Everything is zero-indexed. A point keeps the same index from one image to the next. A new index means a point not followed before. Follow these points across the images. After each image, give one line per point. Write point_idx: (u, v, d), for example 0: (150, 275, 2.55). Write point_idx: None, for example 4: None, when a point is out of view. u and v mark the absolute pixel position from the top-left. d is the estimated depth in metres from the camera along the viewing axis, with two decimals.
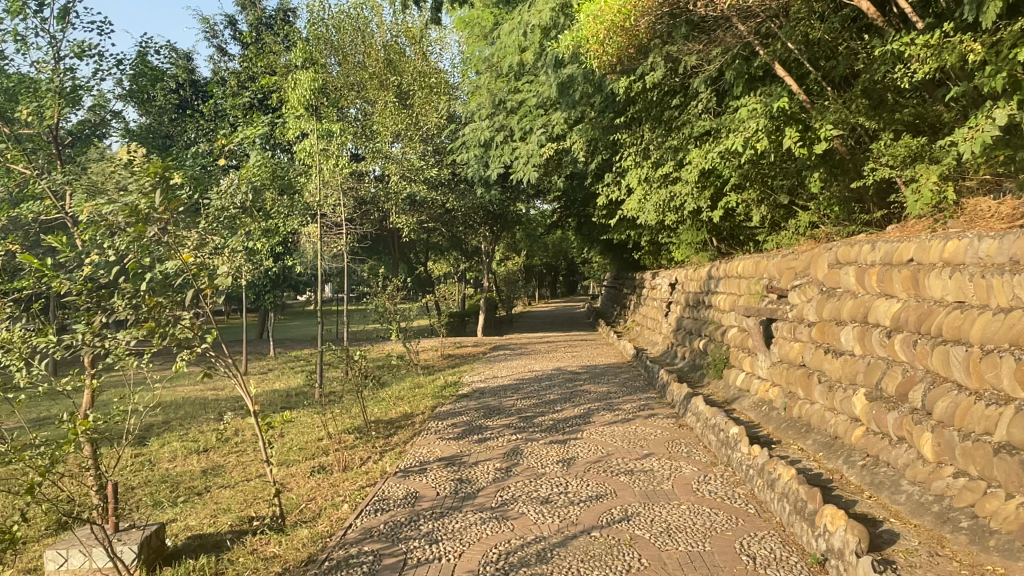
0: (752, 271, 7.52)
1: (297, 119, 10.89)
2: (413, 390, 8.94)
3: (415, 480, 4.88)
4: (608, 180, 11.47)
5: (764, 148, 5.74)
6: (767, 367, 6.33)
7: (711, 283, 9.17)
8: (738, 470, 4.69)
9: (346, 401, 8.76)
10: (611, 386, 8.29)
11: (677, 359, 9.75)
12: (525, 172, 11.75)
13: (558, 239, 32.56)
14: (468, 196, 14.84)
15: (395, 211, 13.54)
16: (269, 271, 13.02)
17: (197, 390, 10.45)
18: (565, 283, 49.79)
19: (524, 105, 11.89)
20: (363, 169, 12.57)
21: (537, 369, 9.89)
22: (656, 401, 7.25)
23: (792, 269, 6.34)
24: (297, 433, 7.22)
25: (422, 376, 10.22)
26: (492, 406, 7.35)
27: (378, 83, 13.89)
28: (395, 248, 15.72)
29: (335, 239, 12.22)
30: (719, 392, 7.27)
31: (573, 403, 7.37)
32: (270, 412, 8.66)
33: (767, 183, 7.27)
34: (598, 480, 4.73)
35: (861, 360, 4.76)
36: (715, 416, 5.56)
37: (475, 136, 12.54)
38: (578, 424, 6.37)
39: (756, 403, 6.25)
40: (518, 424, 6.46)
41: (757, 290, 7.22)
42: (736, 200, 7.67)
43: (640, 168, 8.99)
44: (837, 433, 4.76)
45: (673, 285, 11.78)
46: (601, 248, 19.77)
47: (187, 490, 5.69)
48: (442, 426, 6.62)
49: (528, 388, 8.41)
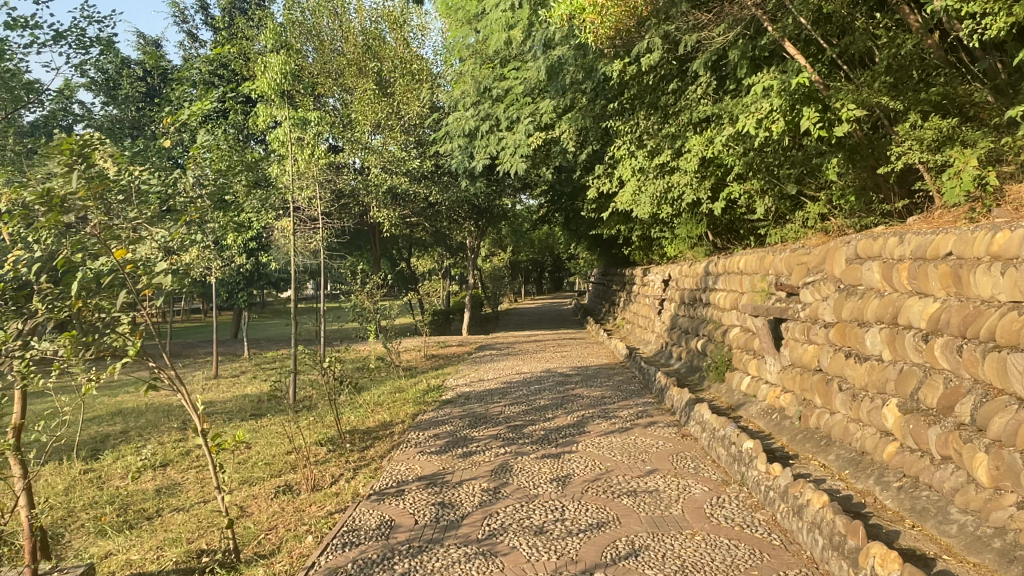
0: (756, 267, 7.01)
1: (270, 108, 10.25)
2: (393, 395, 8.37)
3: (391, 505, 4.31)
4: (598, 171, 10.92)
5: (779, 130, 5.20)
6: (777, 372, 5.83)
7: (709, 280, 8.67)
8: (756, 492, 4.16)
9: (320, 408, 8.18)
10: (605, 390, 7.76)
11: (672, 360, 9.24)
12: (512, 163, 11.18)
13: (544, 234, 32.02)
14: (452, 188, 14.03)
15: (375, 205, 12.91)
16: (241, 267, 12.37)
17: (161, 396, 9.82)
18: (552, 279, 49.21)
19: (511, 93, 11.32)
20: (342, 160, 12.10)
21: (525, 372, 9.34)
22: (654, 408, 6.73)
23: (803, 264, 5.82)
24: (265, 446, 6.64)
25: (403, 378, 9.65)
26: (477, 414, 6.78)
27: (357, 71, 13.23)
28: (376, 243, 15.10)
29: (311, 234, 11.60)
30: (721, 397, 6.77)
31: (565, 409, 6.83)
32: (238, 421, 8.05)
33: (773, 173, 6.76)
34: (597, 504, 4.18)
35: (891, 367, 4.23)
36: (724, 427, 5.04)
37: (458, 126, 11.92)
38: (572, 435, 5.82)
39: (765, 411, 5.74)
40: (506, 435, 5.91)
41: (762, 287, 6.70)
42: (738, 190, 7.16)
43: (634, 157, 8.46)
44: (865, 448, 4.25)
45: (666, 282, 11.30)
46: (590, 244, 19.28)
47: (135, 514, 5.09)
48: (423, 437, 6.05)
49: (516, 392, 7.87)
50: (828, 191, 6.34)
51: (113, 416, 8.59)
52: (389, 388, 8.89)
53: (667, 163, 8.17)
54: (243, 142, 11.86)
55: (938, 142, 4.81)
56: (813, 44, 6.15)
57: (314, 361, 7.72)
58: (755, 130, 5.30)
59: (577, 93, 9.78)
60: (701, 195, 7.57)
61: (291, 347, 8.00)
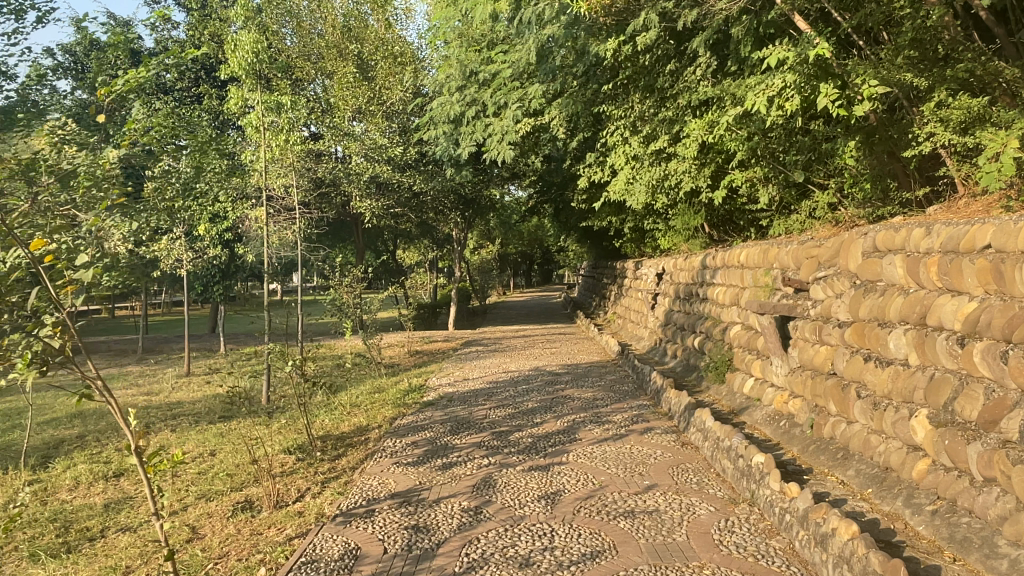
0: (758, 260, 6.55)
1: (242, 88, 9.66)
2: (372, 396, 7.88)
3: (358, 530, 3.82)
4: (590, 160, 10.44)
5: (794, 108, 4.71)
6: (784, 375, 5.37)
7: (706, 274, 8.22)
8: (770, 515, 3.70)
9: (293, 411, 7.66)
10: (597, 391, 7.30)
11: (667, 358, 8.79)
12: (498, 150, 10.68)
13: (533, 227, 31.51)
14: (438, 177, 13.49)
15: (356, 195, 12.35)
16: (215, 259, 11.80)
17: (128, 396, 9.25)
18: (541, 271, 48.74)
19: (498, 77, 10.79)
20: (323, 149, 12.00)
21: (512, 371, 8.85)
22: (651, 412, 6.27)
23: (813, 257, 5.35)
24: (229, 455, 6.12)
25: (383, 377, 9.14)
26: (459, 418, 6.29)
27: (338, 54, 12.69)
28: (359, 234, 14.56)
29: (288, 225, 11.05)
30: (722, 400, 6.31)
31: (555, 413, 6.35)
32: (205, 425, 7.54)
33: (778, 159, 6.29)
34: (591, 527, 3.71)
35: (920, 373, 3.77)
36: (730, 437, 4.57)
37: (443, 111, 11.35)
38: (563, 443, 5.35)
39: (771, 417, 5.29)
40: (491, 443, 5.43)
41: (766, 282, 6.24)
42: (740, 178, 6.69)
43: (628, 144, 7.97)
44: (890, 464, 3.80)
45: (660, 276, 10.84)
46: (579, 236, 18.84)
47: (76, 534, 4.57)
48: (401, 444, 5.56)
49: (503, 392, 7.39)
50: (839, 179, 5.87)
51: (71, 419, 8.00)
52: (368, 388, 8.39)
53: (664, 150, 7.69)
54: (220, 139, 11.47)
55: (966, 123, 4.35)
56: (824, 20, 5.67)
57: (283, 361, 7.21)
58: (766, 109, 4.81)
59: (568, 76, 9.28)
60: (700, 184, 7.09)
61: (258, 345, 7.48)
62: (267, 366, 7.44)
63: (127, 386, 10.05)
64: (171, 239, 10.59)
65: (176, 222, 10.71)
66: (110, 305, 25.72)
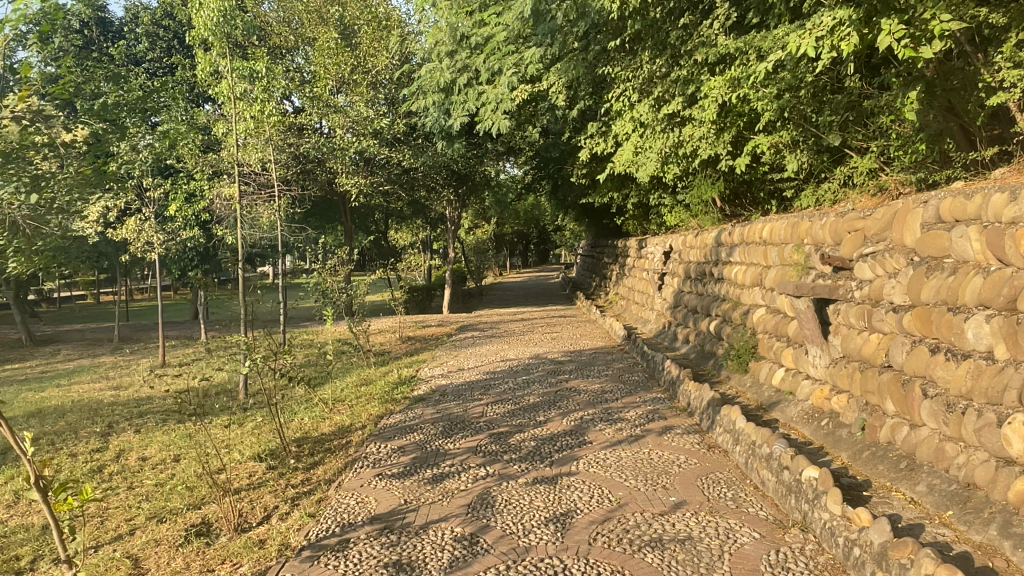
0: (787, 237, 5.82)
1: (208, 52, 8.77)
2: (358, 389, 7.19)
3: (325, 569, 3.12)
4: (592, 130, 9.68)
5: (850, 48, 3.90)
6: (825, 366, 4.67)
7: (722, 251, 7.50)
8: (832, 547, 3.02)
9: (269, 407, 6.96)
10: (605, 382, 6.62)
11: (678, 344, 8.09)
12: (493, 120, 9.92)
13: (530, 206, 30.69)
14: (428, 151, 12.66)
15: (341, 170, 11.76)
16: (191, 241, 11.03)
17: (94, 391, 8.55)
18: (538, 250, 47.98)
19: (491, 41, 9.94)
20: (305, 123, 11.23)
21: (511, 359, 8.14)
22: (668, 407, 5.57)
23: (858, 231, 4.63)
24: (192, 462, 5.41)
25: (371, 368, 8.44)
26: (451, 417, 5.59)
27: (317, 21, 11.90)
28: (346, 214, 13.80)
29: (267, 203, 10.28)
30: (747, 393, 5.62)
31: (560, 409, 5.66)
32: (173, 424, 6.83)
33: (810, 121, 5.65)
34: (612, 564, 3.03)
35: (1012, 370, 3.04)
36: (770, 443, 3.88)
37: (432, 79, 10.53)
38: (571, 447, 4.66)
39: (811, 416, 4.61)
40: (488, 448, 4.73)
41: (798, 260, 5.52)
42: (765, 144, 5.97)
43: (636, 108, 7.20)
44: (974, 481, 3.10)
45: (667, 255, 10.14)
46: (578, 214, 18.14)
47: (1, 565, 3.85)
48: (386, 449, 4.88)
49: (501, 384, 6.71)
50: (883, 140, 5.15)
51: (27, 418, 7.29)
52: (353, 380, 7.70)
53: (676, 114, 6.92)
54: (189, 119, 10.82)
55: None
56: None
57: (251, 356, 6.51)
58: (815, 50, 4.01)
59: (568, 37, 8.49)
60: (720, 152, 6.35)
61: (224, 336, 6.74)
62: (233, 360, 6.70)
63: (95, 379, 9.31)
64: (141, 220, 9.80)
65: (146, 202, 9.91)
66: (92, 290, 24.81)
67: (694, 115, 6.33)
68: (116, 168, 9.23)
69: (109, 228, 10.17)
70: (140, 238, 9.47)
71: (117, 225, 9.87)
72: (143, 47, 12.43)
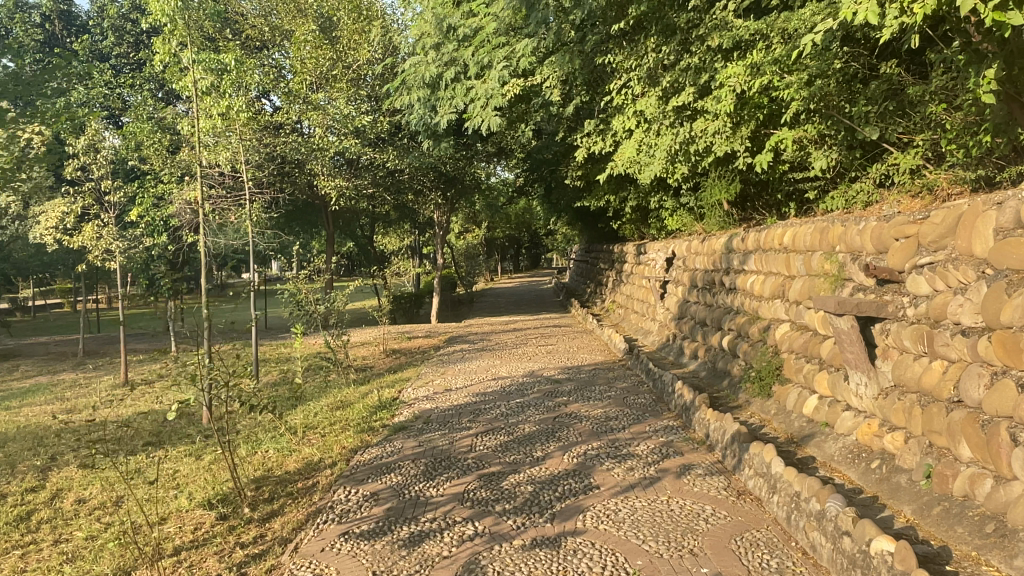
0: (816, 243, 5.13)
1: (167, 39, 8.02)
2: (333, 415, 6.46)
3: None
4: (588, 128, 9.01)
5: (923, 14, 3.18)
6: (874, 397, 3.96)
7: (733, 259, 6.84)
8: None
9: (232, 437, 6.21)
10: (608, 406, 5.91)
11: (686, 360, 7.40)
12: (482, 117, 9.21)
13: (521, 210, 30.04)
14: (414, 152, 11.96)
15: (321, 172, 11.06)
16: (157, 249, 10.24)
17: (44, 414, 7.75)
18: (529, 255, 47.42)
19: (481, 33, 9.26)
20: (282, 122, 10.50)
21: (503, 377, 7.42)
22: (684, 440, 4.86)
23: (912, 237, 3.90)
24: (134, 507, 4.65)
25: (349, 387, 7.71)
26: (435, 453, 4.86)
27: (295, 11, 11.19)
28: (328, 218, 13.06)
29: (238, 208, 9.53)
30: (773, 422, 4.92)
31: (559, 442, 4.95)
32: (124, 457, 6.07)
33: (844, 112, 4.97)
34: None
35: None
36: (821, 498, 3.18)
37: (418, 73, 9.82)
38: (575, 494, 3.95)
39: (858, 456, 3.91)
40: (476, 496, 4.01)
41: (831, 270, 4.83)
42: (790, 139, 5.29)
43: (640, 101, 6.52)
44: None
45: (669, 262, 9.47)
46: (571, 218, 17.49)
47: None
48: (358, 497, 4.14)
49: (492, 410, 5.99)
50: (930, 133, 4.49)
51: None
52: (329, 403, 6.96)
53: (686, 107, 6.21)
54: (154, 118, 10.06)
55: None
56: None
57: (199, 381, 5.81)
58: (879, 17, 3.29)
59: (564, 26, 7.84)
60: (737, 149, 5.68)
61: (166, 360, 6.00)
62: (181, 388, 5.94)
63: (49, 399, 8.51)
64: (100, 225, 9.02)
65: (107, 206, 9.14)
66: (70, 297, 23.97)
67: (708, 107, 5.65)
68: (71, 169, 8.45)
69: (67, 235, 9.37)
70: (98, 246, 8.68)
71: (75, 232, 9.10)
72: (109, 42, 11.67)
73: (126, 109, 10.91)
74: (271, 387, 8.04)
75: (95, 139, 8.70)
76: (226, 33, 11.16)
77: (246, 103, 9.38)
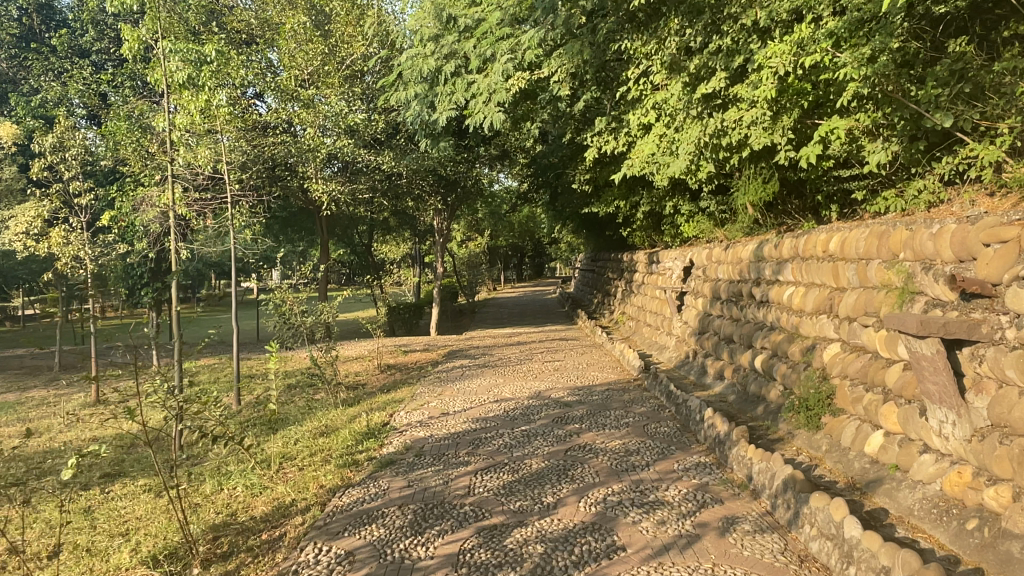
0: (873, 250, 4.39)
1: (138, 25, 7.35)
2: (314, 444, 5.72)
3: None
4: (599, 126, 8.34)
5: None
6: (964, 439, 3.20)
7: (765, 268, 6.11)
8: None
9: (200, 470, 5.47)
10: (627, 436, 5.18)
11: (710, 381, 6.66)
12: (483, 113, 8.52)
13: (525, 218, 29.36)
14: (412, 154, 11.29)
15: (313, 175, 10.39)
16: (135, 257, 9.54)
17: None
18: (533, 264, 46.67)
19: (483, 23, 8.58)
20: (270, 120, 9.84)
21: (506, 399, 6.68)
22: (721, 482, 4.11)
23: (1012, 241, 3.13)
24: (67, 563, 3.90)
25: (337, 409, 6.98)
26: (425, 497, 4.10)
27: (286, 3, 10.60)
28: (322, 224, 12.38)
29: (221, 212, 8.83)
30: (826, 461, 4.19)
31: (573, 482, 4.20)
32: (73, 491, 5.32)
33: (907, 96, 4.23)
34: None
35: None
36: None
37: (414, 67, 9.15)
38: (597, 558, 3.20)
39: (948, 513, 3.15)
40: (473, 559, 3.25)
41: (896, 282, 4.08)
42: (840, 130, 4.55)
43: (662, 91, 5.81)
44: None
45: (687, 272, 8.74)
46: (577, 226, 16.80)
47: None
48: (331, 558, 3.38)
49: (494, 439, 5.25)
50: (1018, 119, 3.75)
51: None
52: (313, 429, 6.23)
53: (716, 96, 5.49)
54: (131, 115, 9.40)
55: None
56: None
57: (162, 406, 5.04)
58: None
59: (574, 12, 7.15)
60: (777, 142, 4.95)
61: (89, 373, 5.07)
62: (128, 416, 5.07)
63: (11, 419, 7.79)
64: (68, 231, 8.34)
65: (77, 210, 8.47)
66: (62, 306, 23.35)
67: (744, 94, 4.93)
68: (36, 169, 7.77)
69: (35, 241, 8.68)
70: (65, 252, 7.97)
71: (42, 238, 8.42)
72: (90, 36, 11.08)
73: (105, 107, 10.28)
74: (250, 408, 7.30)
75: (64, 138, 8.04)
76: (212, 26, 10.54)
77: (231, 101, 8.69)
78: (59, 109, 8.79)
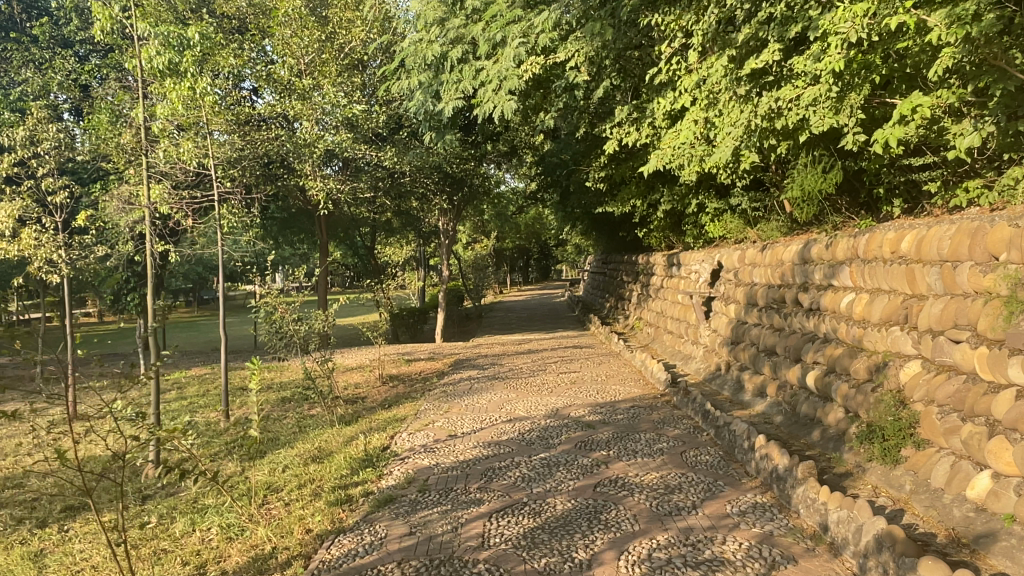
0: (963, 250, 3.66)
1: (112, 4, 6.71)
2: (303, 472, 5.01)
3: None
4: (620, 116, 7.64)
5: None
6: None
7: (814, 272, 5.38)
8: None
9: (172, 505, 4.77)
10: (664, 467, 4.47)
11: (749, 398, 5.94)
12: (493, 102, 7.83)
13: (533, 219, 28.64)
14: (416, 150, 10.60)
15: (310, 172, 9.70)
16: (118, 262, 8.86)
17: None
18: (539, 265, 45.84)
19: (493, 4, 7.89)
20: (264, 113, 9.18)
21: (521, 419, 5.97)
22: (789, 532, 3.39)
23: None
24: None
25: (333, 428, 6.28)
26: (430, 551, 3.39)
27: None
28: (320, 225, 11.69)
29: (209, 212, 8.13)
30: (913, 504, 3.46)
31: (608, 532, 3.48)
32: (24, 531, 4.61)
33: (1008, 65, 3.50)
34: None
35: None
36: None
37: (418, 53, 8.48)
38: None
39: None
40: None
41: (998, 289, 3.35)
42: (921, 107, 3.83)
43: (701, 70, 5.12)
44: None
45: (715, 275, 8.03)
46: (588, 227, 16.09)
47: None
48: None
49: (509, 471, 4.53)
50: None
51: None
52: (304, 454, 5.52)
53: (767, 73, 4.79)
54: (113, 106, 8.74)
55: None
56: None
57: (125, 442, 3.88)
58: None
59: None
60: (842, 124, 4.22)
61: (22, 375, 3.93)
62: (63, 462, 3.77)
63: None
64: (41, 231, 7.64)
65: (50, 209, 7.78)
66: None
67: (802, 68, 4.20)
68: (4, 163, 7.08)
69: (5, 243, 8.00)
70: (37, 255, 7.20)
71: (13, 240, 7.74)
72: (73, 27, 10.47)
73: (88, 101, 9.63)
74: (236, 425, 6.59)
75: (36, 130, 7.31)
76: (204, 14, 9.93)
77: (219, 93, 8.08)
78: (35, 101, 8.14)
